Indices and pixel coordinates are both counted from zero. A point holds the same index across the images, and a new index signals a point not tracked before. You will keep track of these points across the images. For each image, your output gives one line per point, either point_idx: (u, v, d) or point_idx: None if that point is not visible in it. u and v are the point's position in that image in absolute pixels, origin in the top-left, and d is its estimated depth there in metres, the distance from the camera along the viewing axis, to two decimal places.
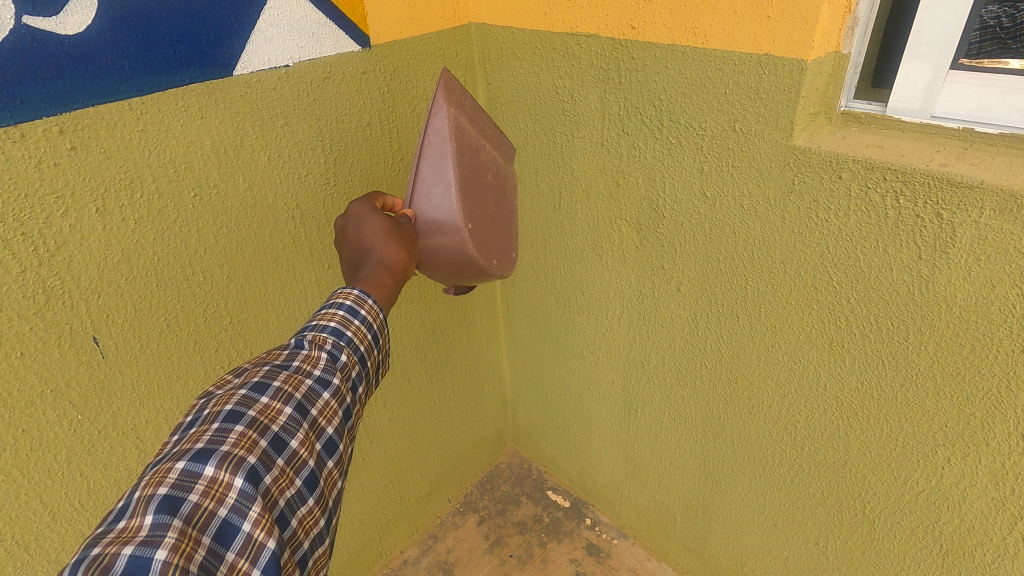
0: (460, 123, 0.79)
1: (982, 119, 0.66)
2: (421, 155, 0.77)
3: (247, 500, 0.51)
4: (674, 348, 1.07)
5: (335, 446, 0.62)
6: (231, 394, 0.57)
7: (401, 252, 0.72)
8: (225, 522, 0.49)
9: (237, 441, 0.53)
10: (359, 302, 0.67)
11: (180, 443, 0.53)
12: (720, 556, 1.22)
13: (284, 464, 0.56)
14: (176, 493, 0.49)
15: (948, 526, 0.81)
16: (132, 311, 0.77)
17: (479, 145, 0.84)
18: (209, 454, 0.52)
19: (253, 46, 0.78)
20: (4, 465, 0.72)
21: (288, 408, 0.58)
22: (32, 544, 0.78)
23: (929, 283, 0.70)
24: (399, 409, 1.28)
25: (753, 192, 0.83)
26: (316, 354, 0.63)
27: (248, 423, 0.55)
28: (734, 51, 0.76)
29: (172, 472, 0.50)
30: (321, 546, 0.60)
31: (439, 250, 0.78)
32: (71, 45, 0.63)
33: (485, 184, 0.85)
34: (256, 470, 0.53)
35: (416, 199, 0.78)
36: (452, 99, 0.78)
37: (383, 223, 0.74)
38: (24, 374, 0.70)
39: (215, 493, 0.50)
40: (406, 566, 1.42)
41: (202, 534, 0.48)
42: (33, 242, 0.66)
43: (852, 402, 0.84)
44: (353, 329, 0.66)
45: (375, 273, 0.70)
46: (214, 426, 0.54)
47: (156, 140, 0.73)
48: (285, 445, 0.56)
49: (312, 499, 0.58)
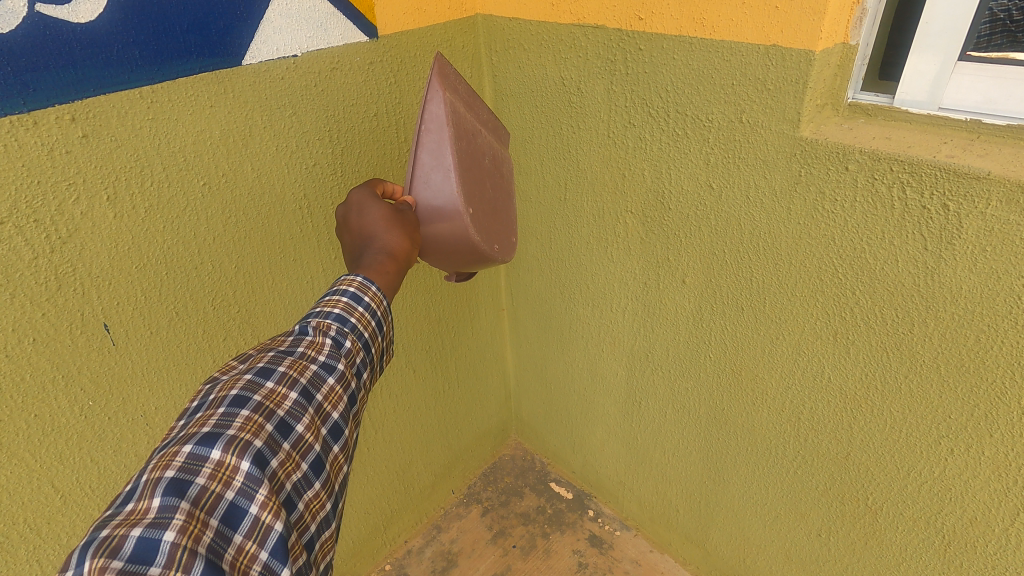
0: (455, 107, 0.79)
1: (990, 111, 0.67)
2: (419, 142, 0.77)
3: (253, 483, 0.52)
4: (679, 339, 1.08)
5: (341, 431, 0.62)
6: (236, 379, 0.58)
7: (403, 239, 0.72)
8: (232, 505, 0.50)
9: (243, 425, 0.54)
10: (363, 288, 0.67)
11: (187, 427, 0.54)
12: (722, 548, 1.23)
13: (290, 449, 0.56)
14: (182, 476, 0.49)
15: (951, 517, 0.82)
16: (142, 298, 0.78)
17: (474, 130, 0.84)
18: (216, 438, 0.52)
19: (262, 35, 0.78)
20: (17, 450, 0.73)
21: (294, 393, 0.58)
22: (44, 528, 0.80)
23: (934, 274, 0.70)
24: (404, 399, 1.29)
25: (758, 184, 0.83)
26: (321, 340, 0.63)
27: (254, 407, 0.55)
28: (742, 42, 0.76)
29: (179, 455, 0.50)
30: (327, 530, 0.61)
31: (440, 236, 0.79)
32: (84, 33, 0.63)
33: (483, 169, 0.85)
34: (263, 454, 0.53)
35: (415, 186, 0.78)
36: (446, 84, 0.79)
37: (384, 210, 0.74)
38: (36, 360, 0.71)
39: (222, 476, 0.50)
40: (410, 555, 1.43)
41: (210, 516, 0.49)
42: (45, 230, 0.67)
43: (855, 393, 0.85)
44: (357, 315, 0.66)
45: (378, 259, 0.70)
46: (220, 410, 0.55)
47: (167, 129, 0.73)
48: (291, 429, 0.57)
49: (319, 483, 0.59)
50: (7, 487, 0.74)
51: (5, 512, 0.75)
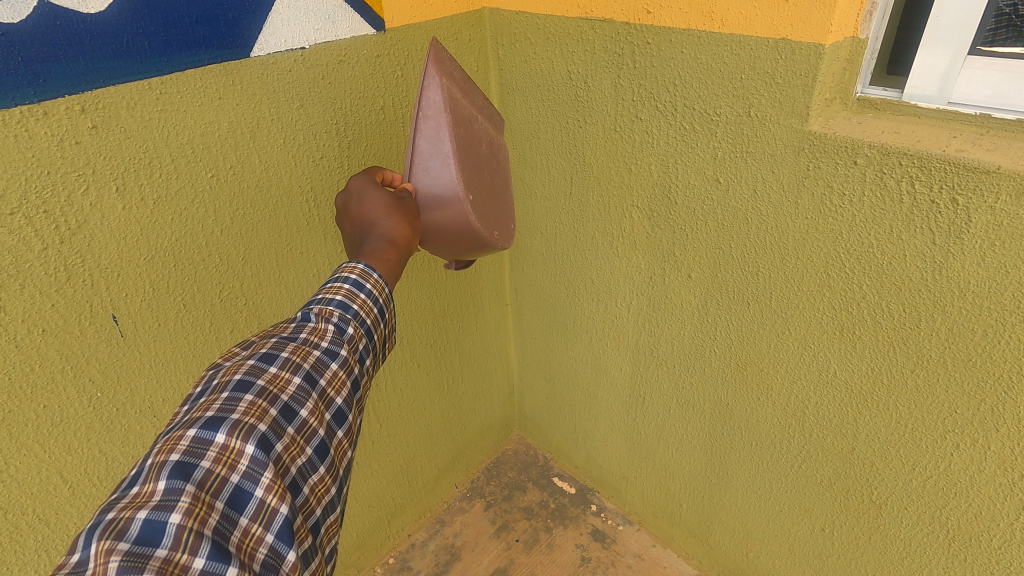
0: (452, 93, 0.79)
1: (1000, 106, 0.67)
2: (416, 129, 0.77)
3: (259, 466, 0.52)
4: (685, 334, 1.08)
5: (345, 416, 0.62)
6: (239, 364, 0.58)
7: (403, 226, 0.72)
8: (237, 487, 0.50)
9: (247, 410, 0.54)
10: (364, 276, 0.67)
11: (191, 412, 0.54)
12: (726, 542, 1.24)
13: (294, 433, 0.56)
14: (188, 460, 0.49)
15: (955, 511, 0.82)
16: (150, 290, 0.78)
17: (472, 117, 0.85)
18: (220, 422, 0.52)
19: (270, 27, 0.78)
20: (27, 440, 0.73)
21: (297, 378, 0.58)
22: (53, 518, 0.80)
23: (942, 269, 0.71)
24: (408, 392, 1.29)
25: (766, 178, 0.83)
26: (323, 326, 0.63)
27: (258, 392, 0.55)
28: (752, 36, 0.76)
29: (183, 439, 0.51)
30: (333, 514, 0.61)
31: (440, 223, 0.79)
32: (94, 24, 0.63)
33: (480, 155, 0.85)
34: (267, 438, 0.54)
35: (415, 173, 0.78)
36: (443, 70, 0.79)
37: (384, 197, 0.74)
38: (46, 351, 0.71)
39: (227, 459, 0.51)
40: (413, 549, 1.44)
41: (216, 499, 0.49)
42: (55, 221, 0.67)
43: (862, 388, 0.85)
44: (359, 302, 0.66)
45: (379, 247, 0.70)
46: (224, 395, 0.55)
47: (176, 121, 0.73)
48: (295, 414, 0.57)
49: (323, 467, 0.59)
50: (16, 477, 0.74)
51: (14, 502, 0.75)
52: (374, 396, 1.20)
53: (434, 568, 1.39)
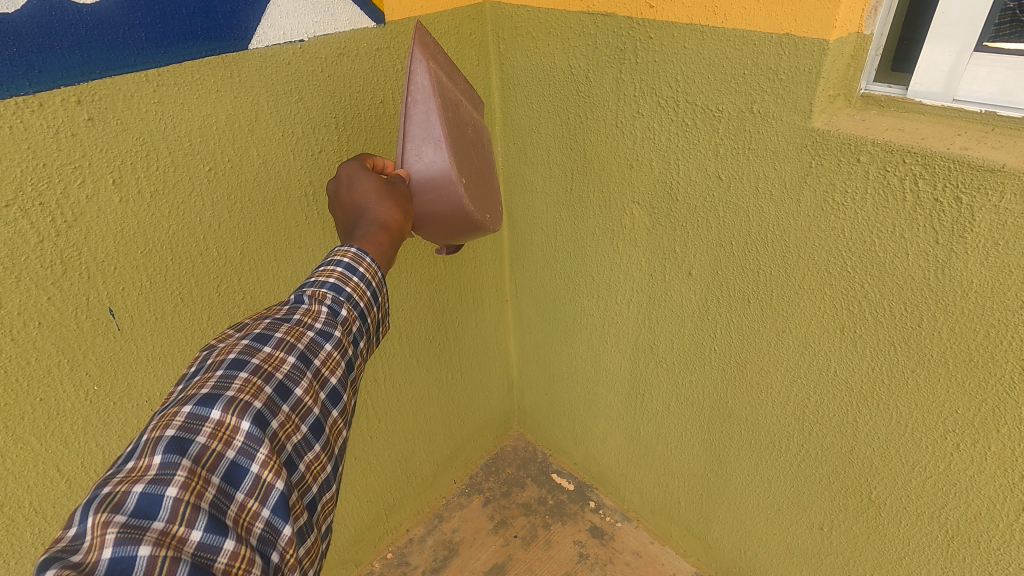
0: (439, 78, 0.79)
1: (1006, 103, 0.66)
2: (407, 114, 0.77)
3: (254, 443, 0.51)
4: (685, 331, 1.08)
5: (340, 396, 0.62)
6: (233, 345, 0.57)
7: (395, 210, 0.72)
8: (233, 463, 0.50)
9: (242, 387, 0.53)
10: (357, 259, 0.66)
11: (186, 390, 0.53)
12: (724, 540, 1.24)
13: (289, 411, 0.56)
14: (183, 435, 0.49)
15: (955, 511, 0.82)
16: (147, 283, 0.78)
17: (457, 100, 0.84)
18: (214, 399, 0.52)
19: (268, 19, 0.77)
20: (22, 433, 0.73)
21: (291, 357, 0.58)
22: (50, 511, 0.80)
23: (946, 268, 0.70)
24: (407, 386, 1.29)
25: (768, 175, 0.82)
26: (317, 308, 0.62)
27: (252, 369, 0.55)
28: (755, 31, 0.75)
29: (178, 415, 0.50)
30: (329, 492, 0.61)
31: (434, 208, 0.79)
32: (89, 14, 0.62)
33: (468, 139, 0.85)
34: (262, 415, 0.53)
35: (406, 159, 0.77)
36: (428, 54, 0.79)
37: (376, 182, 0.73)
38: (42, 344, 0.71)
39: (222, 435, 0.50)
40: (412, 544, 1.44)
41: (212, 474, 0.49)
42: (50, 212, 0.66)
43: (862, 388, 0.85)
44: (352, 285, 0.65)
45: (372, 231, 0.69)
46: (218, 372, 0.54)
47: (173, 113, 0.73)
48: (289, 392, 0.56)
49: (318, 446, 0.59)
50: (13, 470, 0.74)
51: (11, 495, 0.75)
52: (373, 391, 1.20)
53: (432, 563, 1.39)
